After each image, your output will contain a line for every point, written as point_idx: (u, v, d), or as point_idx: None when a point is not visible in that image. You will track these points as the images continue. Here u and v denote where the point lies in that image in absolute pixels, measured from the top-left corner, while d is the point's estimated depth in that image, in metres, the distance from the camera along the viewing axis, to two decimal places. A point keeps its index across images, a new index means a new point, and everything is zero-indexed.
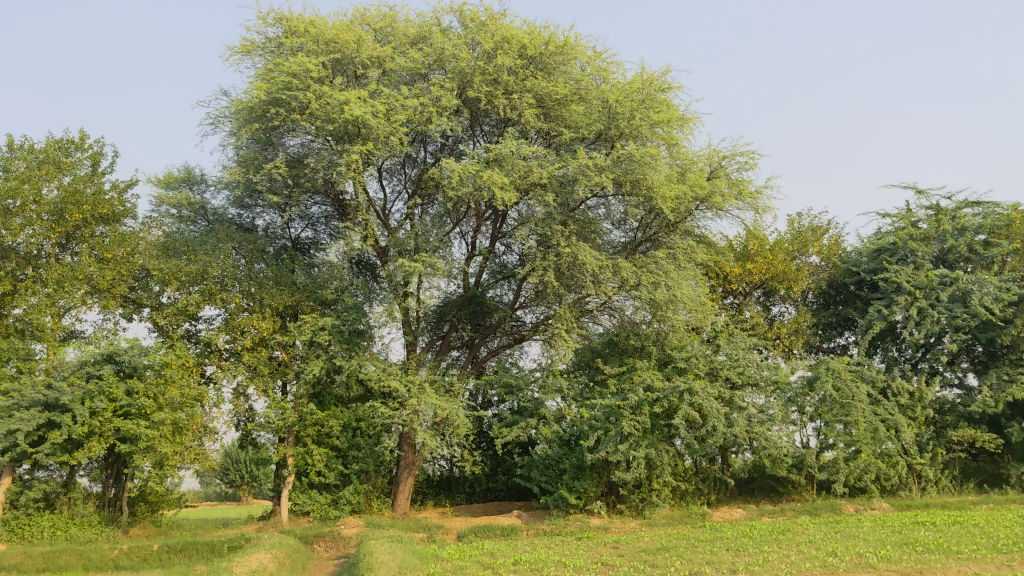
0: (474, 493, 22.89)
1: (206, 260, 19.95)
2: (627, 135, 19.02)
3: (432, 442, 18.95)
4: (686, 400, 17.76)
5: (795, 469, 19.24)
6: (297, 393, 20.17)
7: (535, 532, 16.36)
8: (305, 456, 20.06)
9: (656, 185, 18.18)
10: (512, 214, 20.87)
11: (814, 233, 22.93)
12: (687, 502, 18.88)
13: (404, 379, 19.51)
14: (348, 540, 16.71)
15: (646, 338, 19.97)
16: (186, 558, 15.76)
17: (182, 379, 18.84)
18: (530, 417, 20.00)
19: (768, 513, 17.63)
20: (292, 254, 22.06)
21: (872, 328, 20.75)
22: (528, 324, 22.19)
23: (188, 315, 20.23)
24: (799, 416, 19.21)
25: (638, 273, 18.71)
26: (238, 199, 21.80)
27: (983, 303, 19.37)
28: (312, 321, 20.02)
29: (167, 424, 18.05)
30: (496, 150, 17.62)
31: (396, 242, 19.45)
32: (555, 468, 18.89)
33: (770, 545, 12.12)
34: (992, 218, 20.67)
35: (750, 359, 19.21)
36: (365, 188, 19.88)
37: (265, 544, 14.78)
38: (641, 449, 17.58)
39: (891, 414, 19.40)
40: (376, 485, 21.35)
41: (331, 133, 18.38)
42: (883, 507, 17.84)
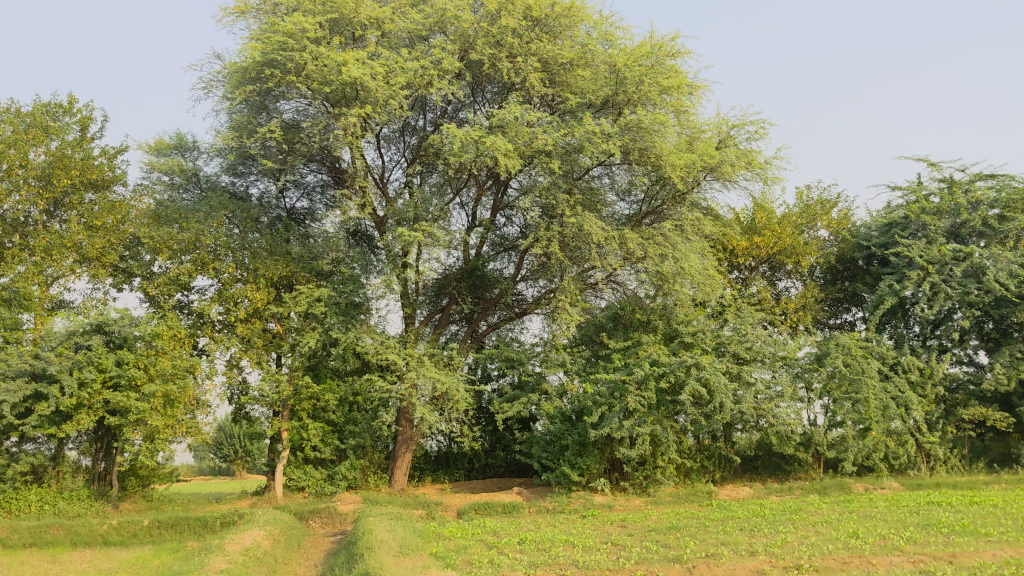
0: (473, 469, 22.44)
1: (198, 227, 19.22)
2: (635, 101, 18.40)
3: (431, 417, 18.44)
4: (693, 375, 17.28)
5: (802, 447, 18.81)
6: (292, 365, 19.63)
7: (538, 510, 15.90)
8: (300, 431, 19.54)
9: (664, 154, 17.60)
10: (514, 184, 20.29)
11: (823, 206, 22.36)
12: (692, 481, 18.45)
13: (403, 352, 18.99)
14: (345, 516, 16.23)
15: (652, 311, 19.32)
16: (176, 534, 15.24)
17: (174, 351, 18.30)
18: (532, 393, 19.51)
19: (775, 492, 17.18)
20: (287, 224, 21.45)
21: (882, 304, 20.25)
22: (529, 298, 21.69)
23: (180, 285, 19.65)
24: (807, 393, 18.77)
25: (645, 245, 18.18)
26: (232, 166, 21.17)
27: (998, 279, 18.88)
28: (308, 291, 19.47)
29: (158, 397, 17.58)
30: (499, 115, 17.02)
31: (394, 212, 18.88)
32: (557, 444, 18.44)
33: (784, 526, 11.64)
34: (1007, 191, 20.13)
35: (758, 335, 18.71)
36: (363, 155, 19.30)
37: (259, 521, 14.28)
38: (647, 426, 17.12)
39: (901, 392, 18.94)
40: (373, 461, 20.91)
41: (327, 97, 17.77)
42: (893, 487, 17.41)
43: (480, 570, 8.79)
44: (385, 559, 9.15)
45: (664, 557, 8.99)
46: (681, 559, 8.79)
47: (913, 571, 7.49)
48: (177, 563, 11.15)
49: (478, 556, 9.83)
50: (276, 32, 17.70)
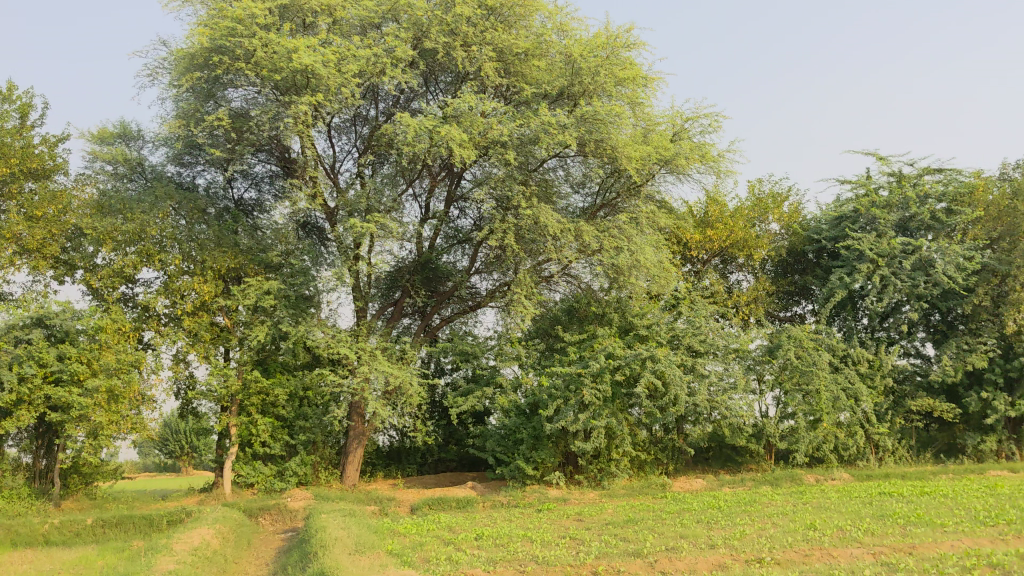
0: (425, 464, 22.22)
1: (143, 218, 18.74)
2: (591, 93, 18.30)
3: (384, 411, 18.19)
4: (648, 367, 17.26)
5: (755, 439, 18.90)
6: (241, 359, 19.22)
7: (493, 505, 15.75)
8: (249, 426, 19.15)
9: (620, 146, 17.55)
10: (468, 175, 20.08)
11: (774, 200, 22.45)
12: (646, 473, 18.43)
13: (355, 346, 18.72)
14: (295, 513, 15.93)
15: (608, 305, 19.35)
16: (122, 533, 14.82)
17: (118, 346, 17.88)
18: (486, 386, 19.35)
19: (728, 483, 17.24)
20: (235, 215, 21.00)
21: (833, 297, 20.43)
22: (483, 291, 21.53)
23: (124, 277, 19.10)
24: (759, 385, 18.87)
25: (600, 238, 18.11)
26: (178, 156, 20.65)
27: (946, 272, 19.16)
28: (257, 284, 19.09)
29: (101, 392, 17.13)
30: (453, 105, 16.82)
31: (346, 203, 18.57)
32: (511, 438, 18.31)
33: (741, 517, 11.64)
34: (955, 185, 20.44)
35: (712, 327, 18.75)
36: (314, 145, 18.96)
37: (208, 519, 13.91)
38: (602, 419, 17.07)
39: (852, 383, 19.13)
40: (324, 456, 20.60)
41: (277, 85, 17.40)
42: (844, 478, 17.56)
43: (439, 567, 8.60)
44: (342, 557, 8.91)
45: (624, 552, 8.89)
46: (642, 553, 8.69)
47: (874, 563, 7.51)
48: (122, 564, 10.76)
49: (436, 552, 9.64)
50: (225, 17, 17.28)
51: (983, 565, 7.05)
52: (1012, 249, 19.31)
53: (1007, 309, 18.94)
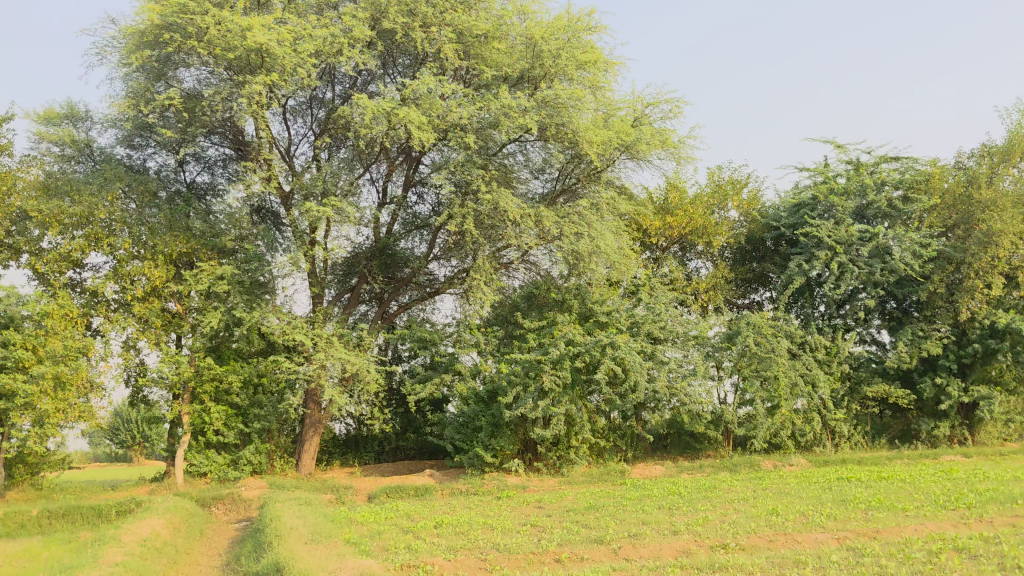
0: (383, 452, 21.96)
1: (91, 200, 18.21)
2: (552, 76, 18.10)
3: (340, 399, 17.88)
4: (608, 354, 17.14)
5: (713, 426, 18.91)
6: (193, 346, 18.78)
7: (451, 492, 15.56)
8: (202, 414, 18.73)
9: (581, 130, 17.40)
10: (427, 160, 19.81)
11: (734, 187, 22.42)
12: (605, 460, 18.35)
13: (310, 333, 18.39)
14: (250, 502, 15.61)
15: (567, 291, 18.90)
16: (69, 524, 14.39)
17: (65, 332, 17.36)
18: (444, 373, 19.12)
19: (687, 470, 17.20)
20: (187, 199, 20.51)
21: (791, 283, 20.49)
22: (441, 277, 21.28)
23: (71, 261, 18.54)
24: (718, 372, 18.87)
25: (560, 223, 17.95)
26: (128, 138, 20.10)
27: (902, 259, 19.31)
28: (210, 269, 18.66)
29: (48, 379, 16.61)
30: (412, 87, 16.54)
31: (302, 186, 18.21)
32: (470, 425, 18.14)
33: (702, 503, 11.59)
34: (911, 174, 20.60)
35: (671, 313, 18.70)
36: (268, 127, 18.55)
37: (158, 508, 13.55)
38: (561, 406, 16.94)
39: (809, 369, 19.20)
40: (279, 445, 20.26)
41: (231, 64, 16.97)
42: (801, 463, 17.63)
43: (398, 556, 8.38)
44: (298, 547, 8.65)
45: (586, 539, 8.75)
46: (605, 540, 8.57)
47: (840, 547, 7.46)
48: (68, 557, 10.38)
49: (395, 541, 9.42)
50: None
51: (948, 549, 7.01)
52: (966, 237, 19.51)
53: (961, 296, 19.14)
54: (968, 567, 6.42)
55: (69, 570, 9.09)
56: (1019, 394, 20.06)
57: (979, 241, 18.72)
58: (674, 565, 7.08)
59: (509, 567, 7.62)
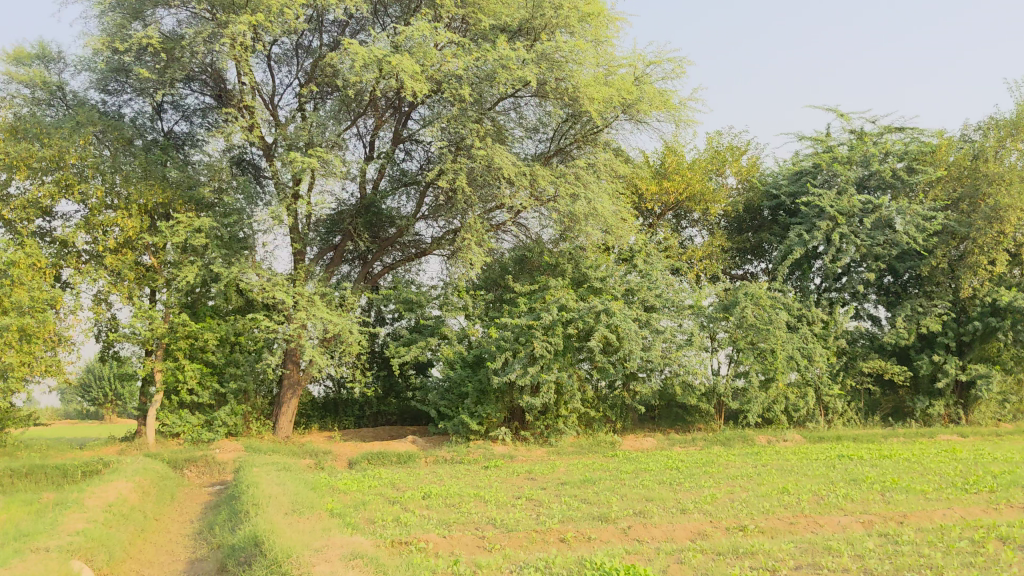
0: (363, 417, 21.31)
1: (63, 144, 17.36)
2: (552, 29, 17.22)
3: (320, 359, 17.16)
4: (602, 321, 16.46)
5: (705, 399, 18.34)
6: (167, 301, 17.99)
7: (436, 461, 14.91)
8: (176, 372, 17.97)
9: (581, 86, 16.63)
10: (417, 114, 19.01)
11: (732, 153, 21.78)
12: (594, 431, 17.74)
13: (291, 290, 17.61)
14: (223, 466, 14.92)
15: (560, 254, 18.24)
16: (32, 484, 13.64)
17: (32, 282, 16.52)
18: (430, 336, 18.43)
19: (679, 443, 16.59)
20: (164, 147, 19.61)
21: (791, 254, 19.87)
22: (428, 238, 20.53)
23: (39, 208, 17.66)
24: (713, 343, 18.25)
25: (556, 184, 17.24)
26: (102, 82, 19.19)
27: (906, 232, 18.76)
28: (187, 221, 17.82)
29: (12, 331, 15.79)
30: (406, 33, 15.74)
31: (286, 136, 17.36)
32: (455, 391, 17.54)
33: (703, 479, 10.99)
34: (916, 145, 20.02)
35: (666, 281, 18.06)
36: (252, 72, 17.69)
37: (127, 470, 12.84)
38: (551, 373, 16.32)
39: (806, 343, 18.60)
40: (256, 406, 19.55)
41: (213, 3, 16.14)
42: (795, 439, 17.08)
43: (388, 530, 7.73)
44: (277, 518, 7.98)
45: (589, 516, 8.12)
46: (610, 518, 7.94)
47: (869, 532, 6.87)
48: (26, 521, 9.67)
49: (381, 513, 8.77)
50: None
51: (991, 537, 6.43)
52: (971, 211, 18.95)
53: (964, 272, 18.59)
54: (1022, 559, 5.80)
55: (25, 537, 8.39)
56: (1016, 374, 19.62)
57: (984, 216, 18.14)
58: (693, 548, 6.44)
59: (510, 546, 6.96)
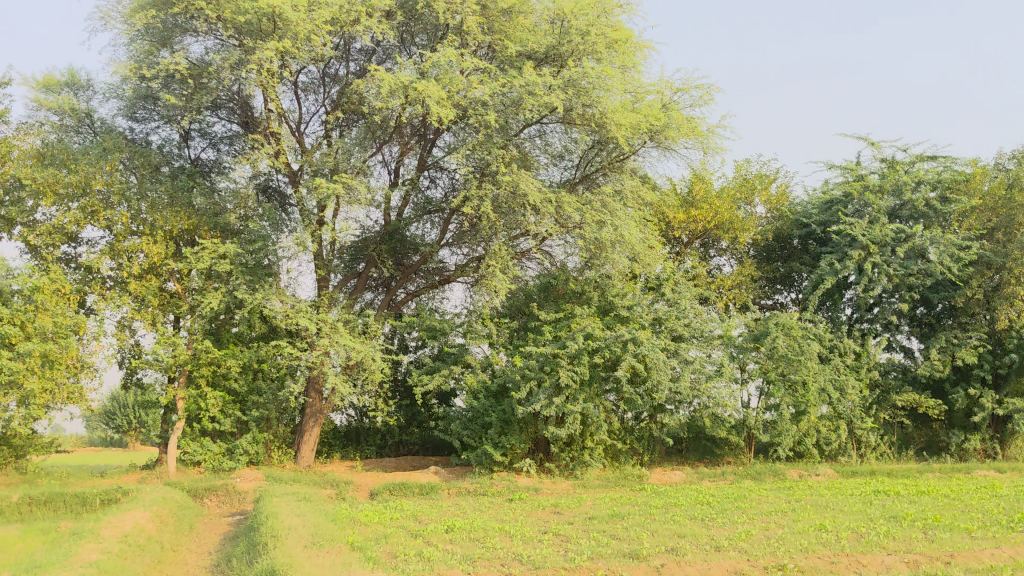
0: (385, 446, 21.06)
1: (89, 170, 17.40)
2: (579, 55, 17.11)
3: (343, 387, 16.96)
4: (629, 350, 16.16)
5: (734, 431, 17.95)
6: (191, 328, 17.87)
7: (459, 492, 14.62)
8: (198, 400, 17.82)
9: (609, 112, 16.46)
10: (442, 141, 18.91)
11: (761, 181, 21.55)
12: (620, 463, 17.37)
13: (314, 317, 17.45)
14: (244, 495, 14.71)
15: (586, 283, 18.01)
16: (50, 512, 13.52)
17: (56, 308, 16.48)
18: (454, 365, 18.19)
19: (707, 477, 16.20)
20: (190, 174, 19.60)
21: (822, 283, 19.52)
22: (452, 266, 20.35)
23: (65, 234, 17.68)
24: (742, 374, 17.89)
25: (583, 212, 17.03)
26: (130, 109, 19.25)
27: (940, 262, 18.39)
28: (212, 247, 17.73)
29: (35, 357, 15.74)
30: (432, 59, 15.68)
31: (311, 162, 17.29)
32: (479, 421, 17.27)
33: (736, 515, 10.65)
34: (950, 173, 19.68)
35: (694, 310, 17.76)
36: (278, 99, 17.67)
37: (146, 499, 12.67)
38: (578, 403, 16.02)
39: (838, 375, 18.20)
40: (278, 434, 19.36)
41: (240, 30, 16.16)
42: (828, 473, 16.65)
43: (409, 565, 7.47)
44: (296, 551, 7.75)
45: (619, 552, 7.82)
46: (641, 555, 7.63)
47: (916, 573, 6.54)
48: (42, 550, 9.49)
49: (403, 546, 8.51)
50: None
51: None
52: (1007, 241, 18.55)
53: (1000, 303, 18.16)
54: None
55: (38, 567, 8.20)
56: None
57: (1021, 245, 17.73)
58: None
59: None
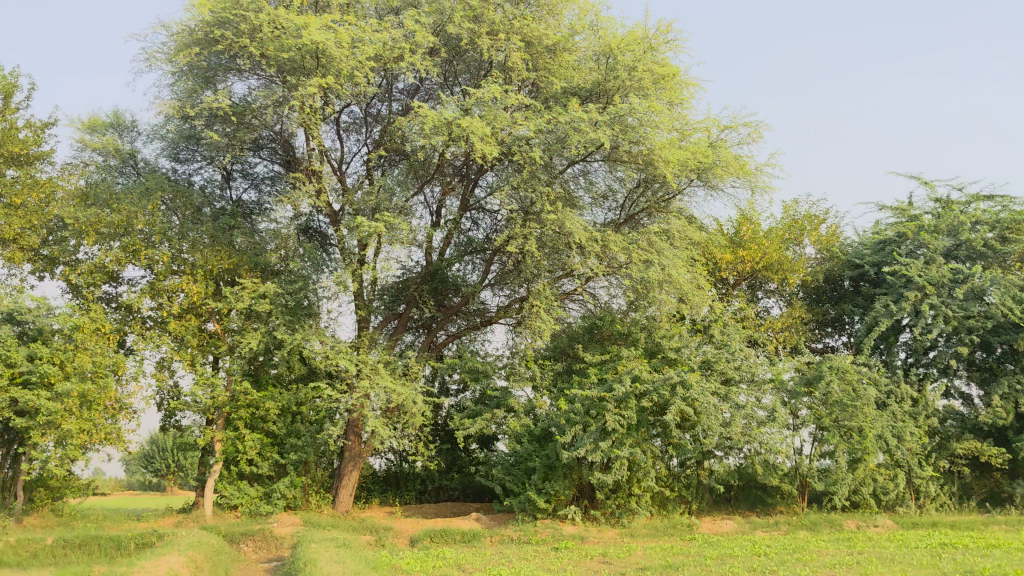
0: (425, 491, 20.58)
1: (132, 209, 17.41)
2: (626, 92, 16.89)
3: (383, 430, 16.58)
4: (678, 394, 15.64)
5: (787, 479, 17.28)
6: (230, 368, 17.64)
7: (501, 540, 14.12)
8: (235, 442, 17.54)
9: (656, 149, 16.13)
10: (485, 180, 18.70)
11: (811, 222, 21.14)
12: (668, 512, 16.75)
13: (354, 358, 17.15)
14: (281, 540, 14.32)
15: (633, 324, 17.59)
16: (85, 555, 13.24)
17: (96, 347, 16.38)
18: (496, 409, 17.76)
19: (760, 526, 15.53)
20: (232, 215, 19.54)
21: (877, 326, 18.91)
22: (494, 307, 20.01)
23: (106, 274, 17.68)
24: (795, 420, 17.26)
25: (630, 251, 16.65)
26: (174, 149, 19.28)
27: (1000, 304, 17.71)
28: (252, 287, 17.55)
29: (73, 397, 15.61)
30: (477, 96, 15.53)
31: (353, 201, 17.12)
32: (522, 466, 16.79)
33: (799, 568, 10.05)
34: (1009, 213, 19.05)
35: (745, 353, 17.24)
36: (321, 137, 17.58)
37: (181, 543, 12.34)
38: (625, 448, 15.50)
39: (896, 421, 17.50)
40: (316, 478, 18.99)
41: (283, 67, 16.12)
42: (887, 524, 15.89)
43: None
44: None
45: None
46: None
47: None
48: None
49: None
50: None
51: None
52: None
53: None
54: None
55: None
56: None
57: None
58: None
59: None
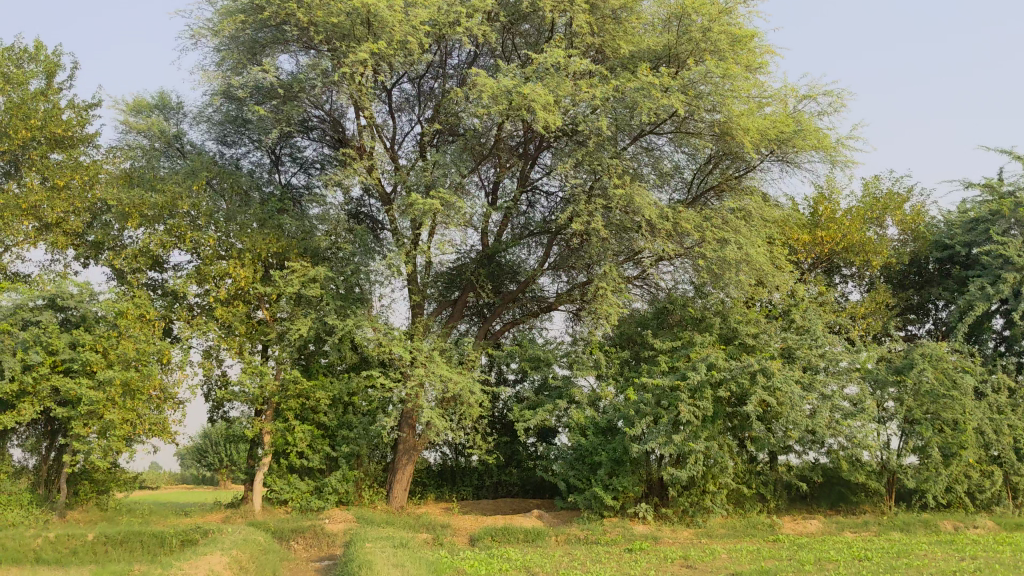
0: (483, 486, 19.66)
1: (177, 190, 16.71)
2: (696, 57, 15.88)
3: (440, 422, 15.69)
4: (758, 383, 14.52)
5: (874, 476, 16.04)
6: (279, 356, 16.87)
7: (567, 540, 13.13)
8: (285, 434, 16.76)
9: (734, 117, 15.06)
10: (544, 158, 17.71)
11: (893, 200, 19.88)
12: (745, 510, 15.62)
13: (409, 346, 16.25)
14: (333, 538, 13.46)
15: (707, 309, 16.49)
16: (127, 552, 12.50)
17: (140, 333, 15.73)
18: (559, 400, 16.72)
19: (848, 527, 14.31)
20: (281, 199, 18.70)
21: (971, 310, 17.55)
22: (553, 293, 18.98)
23: (151, 258, 17.04)
24: (883, 412, 16.03)
25: (703, 229, 15.55)
26: (220, 129, 18.53)
27: None
28: (301, 270, 16.73)
29: (115, 386, 14.94)
30: (538, 61, 14.67)
31: (407, 179, 16.22)
32: (587, 461, 15.76)
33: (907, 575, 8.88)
34: None
35: (828, 338, 16.08)
36: (373, 111, 16.74)
37: (227, 541, 11.56)
38: (699, 441, 14.40)
39: (993, 413, 16.17)
40: (369, 472, 18.09)
41: (332, 35, 15.33)
42: (988, 525, 14.56)
43: None
44: None
45: None
46: None
47: None
48: None
49: None
50: None
51: None
52: None
53: None
54: None
55: None
56: None
57: None
58: None
59: None
